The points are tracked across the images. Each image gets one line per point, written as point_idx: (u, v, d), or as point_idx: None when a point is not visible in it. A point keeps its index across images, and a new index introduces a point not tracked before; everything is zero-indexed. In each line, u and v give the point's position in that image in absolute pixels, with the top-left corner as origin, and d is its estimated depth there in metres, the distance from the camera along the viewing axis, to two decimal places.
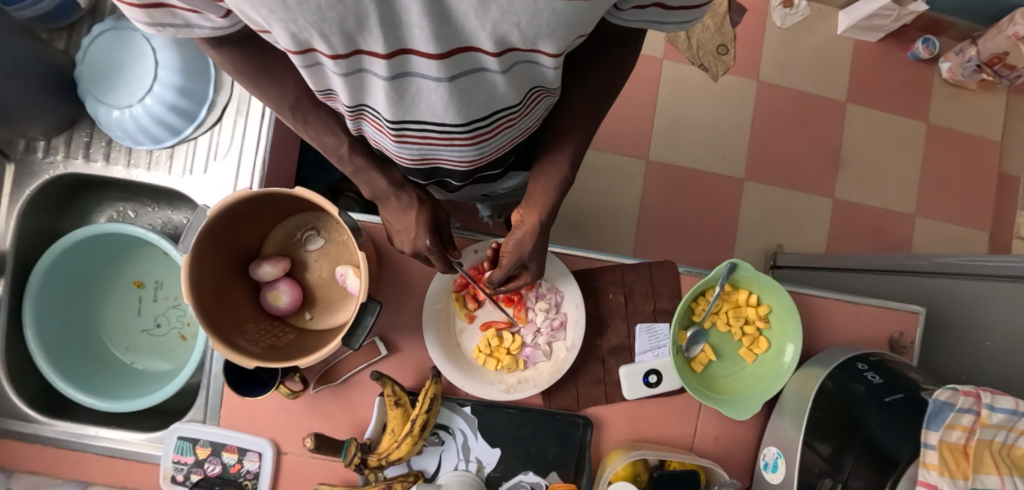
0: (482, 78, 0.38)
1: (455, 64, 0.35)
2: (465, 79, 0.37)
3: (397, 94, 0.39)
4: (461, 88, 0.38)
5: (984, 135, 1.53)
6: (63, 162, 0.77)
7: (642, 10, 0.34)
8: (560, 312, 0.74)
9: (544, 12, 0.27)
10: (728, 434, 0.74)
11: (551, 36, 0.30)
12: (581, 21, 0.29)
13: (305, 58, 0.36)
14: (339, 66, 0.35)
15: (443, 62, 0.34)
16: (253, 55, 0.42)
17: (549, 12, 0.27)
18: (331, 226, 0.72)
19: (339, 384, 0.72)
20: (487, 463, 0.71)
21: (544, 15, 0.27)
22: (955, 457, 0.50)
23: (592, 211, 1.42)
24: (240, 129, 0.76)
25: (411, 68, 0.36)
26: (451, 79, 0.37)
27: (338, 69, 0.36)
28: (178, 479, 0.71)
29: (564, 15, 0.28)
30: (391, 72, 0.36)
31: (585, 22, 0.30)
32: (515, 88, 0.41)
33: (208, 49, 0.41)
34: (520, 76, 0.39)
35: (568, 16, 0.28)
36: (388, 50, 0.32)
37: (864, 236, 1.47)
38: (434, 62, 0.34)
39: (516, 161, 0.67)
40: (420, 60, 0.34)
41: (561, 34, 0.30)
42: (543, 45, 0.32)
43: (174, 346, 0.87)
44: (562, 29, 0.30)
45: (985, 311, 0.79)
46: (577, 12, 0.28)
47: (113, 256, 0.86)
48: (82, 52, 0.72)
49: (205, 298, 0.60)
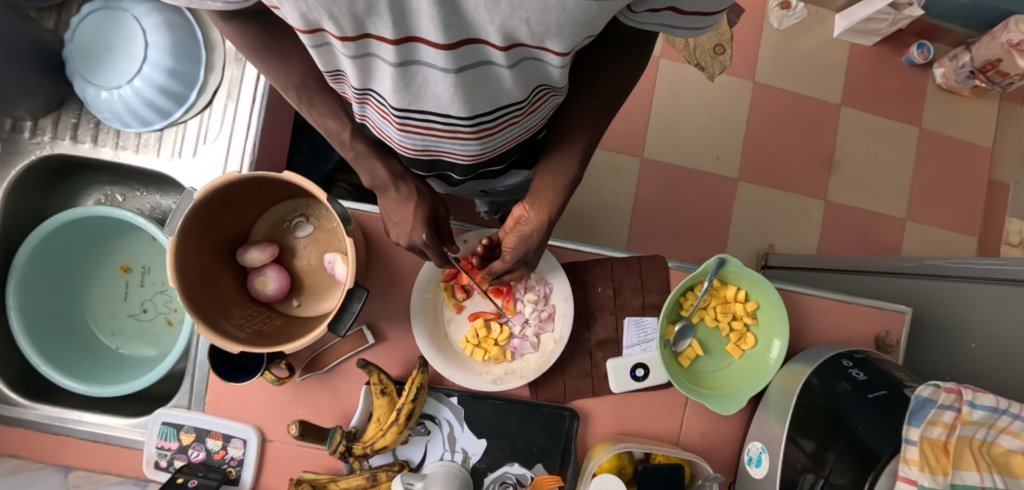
0: (490, 72, 0.37)
1: (463, 56, 0.34)
2: (472, 72, 0.37)
3: (403, 82, 0.39)
4: (468, 81, 0.38)
5: (975, 142, 1.54)
6: (50, 143, 0.76)
7: (656, 14, 0.34)
8: (549, 304, 0.74)
9: (553, 9, 0.27)
10: (714, 430, 0.75)
11: (559, 34, 0.30)
12: (590, 21, 0.29)
13: (313, 38, 0.35)
14: (347, 49, 0.35)
15: (451, 53, 0.33)
16: (263, 29, 0.42)
17: (558, 9, 0.27)
18: (321, 213, 0.72)
19: (325, 372, 0.72)
20: (472, 453, 0.70)
21: (553, 13, 0.27)
22: (936, 453, 0.51)
23: (584, 207, 1.43)
24: (230, 114, 0.76)
25: (419, 57, 0.35)
26: (458, 71, 0.36)
27: (346, 52, 0.36)
28: (161, 465, 0.71)
29: (574, 14, 0.28)
30: (398, 59, 0.35)
31: (593, 23, 0.30)
32: (521, 85, 0.41)
33: (219, 21, 0.40)
34: (526, 72, 0.38)
35: (577, 15, 0.27)
36: (397, 36, 0.32)
37: (854, 238, 1.48)
38: (441, 53, 0.33)
39: (519, 158, 0.66)
40: (427, 49, 0.34)
41: (569, 33, 0.30)
42: (551, 43, 0.32)
43: (161, 332, 0.86)
44: (570, 28, 0.29)
45: (971, 312, 0.80)
46: (587, 11, 0.27)
47: (100, 240, 0.85)
48: (71, 32, 0.71)
49: (191, 283, 0.59)
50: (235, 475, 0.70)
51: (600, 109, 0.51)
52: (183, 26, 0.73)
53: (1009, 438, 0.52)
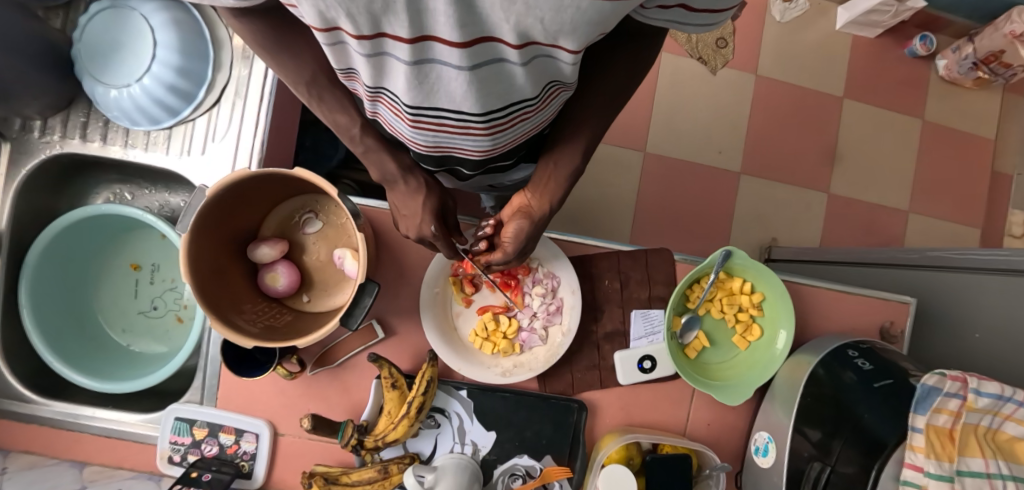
0: (502, 69, 0.38)
1: (477, 53, 0.35)
2: (486, 69, 0.37)
3: (417, 79, 0.40)
4: (480, 78, 0.39)
5: (978, 132, 1.54)
6: (60, 141, 0.77)
7: (667, 10, 0.34)
8: (557, 298, 0.75)
9: (568, 9, 0.27)
10: (720, 420, 0.75)
11: (573, 32, 0.31)
12: (603, 20, 0.30)
13: (329, 36, 0.36)
14: (363, 47, 0.36)
15: (466, 52, 0.34)
16: (276, 26, 0.42)
17: (573, 9, 0.27)
18: (330, 209, 0.73)
19: (335, 367, 0.72)
20: (482, 446, 0.71)
21: (567, 13, 0.28)
22: (941, 440, 0.52)
23: (588, 201, 1.43)
24: (238, 111, 0.76)
25: (433, 55, 0.36)
26: (472, 68, 0.37)
27: (362, 50, 0.36)
28: (175, 460, 0.71)
29: (587, 14, 0.28)
30: (413, 57, 0.36)
31: (606, 22, 0.30)
32: (533, 81, 0.41)
33: (231, 18, 0.40)
34: (538, 69, 0.39)
35: (592, 14, 0.28)
36: (413, 34, 0.33)
37: (858, 231, 1.49)
38: (456, 51, 0.34)
39: (527, 153, 0.67)
40: (443, 48, 0.34)
41: (583, 32, 0.31)
42: (564, 41, 0.32)
43: (171, 328, 0.87)
44: (584, 26, 0.30)
45: (974, 302, 0.80)
46: (601, 11, 0.28)
47: (109, 239, 0.86)
48: (79, 31, 0.72)
49: (203, 279, 0.60)
50: (248, 469, 0.71)
51: (609, 104, 0.52)
52: (190, 25, 0.73)
53: (1014, 425, 0.53)
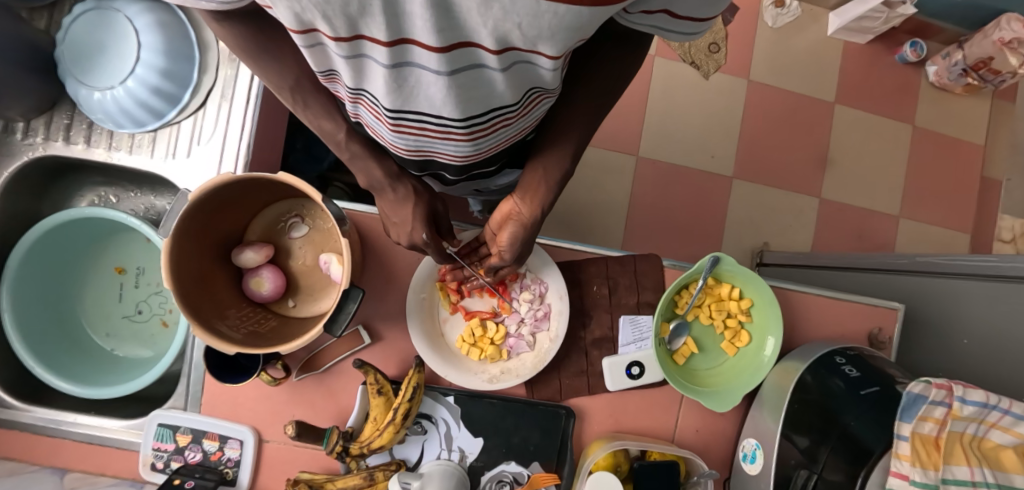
0: (482, 75, 0.38)
1: (456, 59, 0.34)
2: (464, 75, 0.37)
3: (396, 83, 0.39)
4: (459, 84, 0.38)
5: (967, 138, 1.55)
6: (43, 144, 0.76)
7: (650, 15, 0.34)
8: (544, 304, 0.75)
9: (545, 14, 0.27)
10: (709, 426, 0.75)
11: (551, 38, 0.30)
12: (583, 25, 0.29)
13: (308, 39, 0.35)
14: (342, 49, 0.35)
15: (444, 57, 0.34)
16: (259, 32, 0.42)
17: (550, 15, 0.27)
18: (316, 213, 0.72)
19: (321, 372, 0.72)
20: (469, 452, 0.71)
21: (545, 18, 0.27)
22: (926, 449, 0.51)
23: (579, 205, 1.43)
24: (224, 114, 0.76)
25: (412, 58, 0.35)
26: (451, 74, 0.36)
27: (340, 52, 0.35)
28: (158, 467, 0.70)
29: (565, 20, 0.28)
30: (392, 60, 0.35)
31: (586, 27, 0.30)
32: (513, 88, 0.41)
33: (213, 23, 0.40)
34: (517, 75, 0.39)
35: (570, 19, 0.28)
36: (391, 37, 0.32)
37: (849, 235, 1.49)
38: (435, 55, 0.34)
39: (511, 158, 0.66)
40: (421, 52, 0.34)
41: (561, 37, 0.30)
42: (543, 46, 0.32)
43: (156, 333, 0.86)
44: (563, 32, 0.30)
45: (962, 309, 0.81)
46: (579, 18, 0.28)
47: (94, 242, 0.85)
48: (63, 32, 0.71)
49: (184, 283, 0.59)
50: (232, 476, 0.70)
51: (593, 108, 0.51)
52: (176, 26, 0.73)
53: (1000, 433, 0.52)
